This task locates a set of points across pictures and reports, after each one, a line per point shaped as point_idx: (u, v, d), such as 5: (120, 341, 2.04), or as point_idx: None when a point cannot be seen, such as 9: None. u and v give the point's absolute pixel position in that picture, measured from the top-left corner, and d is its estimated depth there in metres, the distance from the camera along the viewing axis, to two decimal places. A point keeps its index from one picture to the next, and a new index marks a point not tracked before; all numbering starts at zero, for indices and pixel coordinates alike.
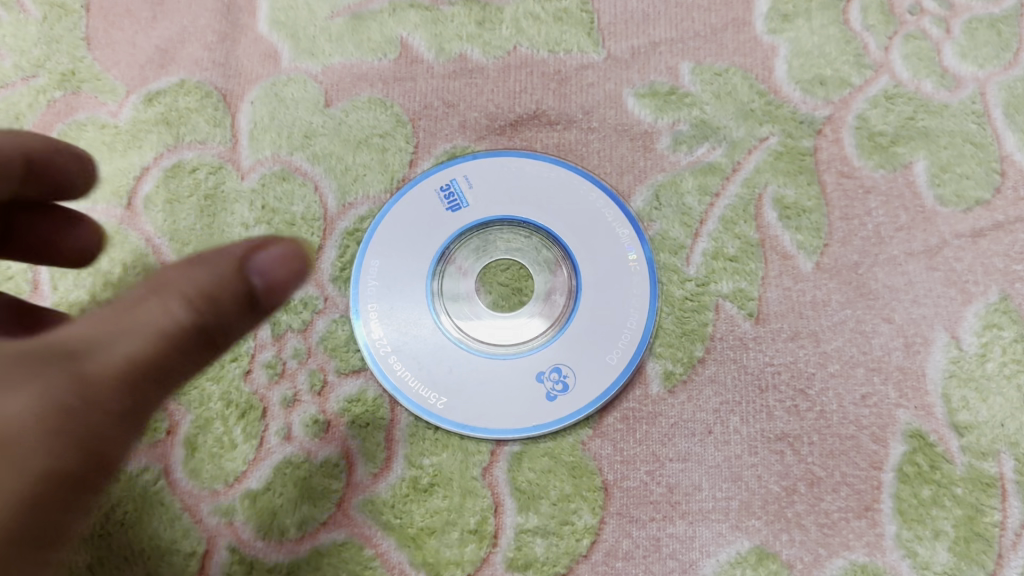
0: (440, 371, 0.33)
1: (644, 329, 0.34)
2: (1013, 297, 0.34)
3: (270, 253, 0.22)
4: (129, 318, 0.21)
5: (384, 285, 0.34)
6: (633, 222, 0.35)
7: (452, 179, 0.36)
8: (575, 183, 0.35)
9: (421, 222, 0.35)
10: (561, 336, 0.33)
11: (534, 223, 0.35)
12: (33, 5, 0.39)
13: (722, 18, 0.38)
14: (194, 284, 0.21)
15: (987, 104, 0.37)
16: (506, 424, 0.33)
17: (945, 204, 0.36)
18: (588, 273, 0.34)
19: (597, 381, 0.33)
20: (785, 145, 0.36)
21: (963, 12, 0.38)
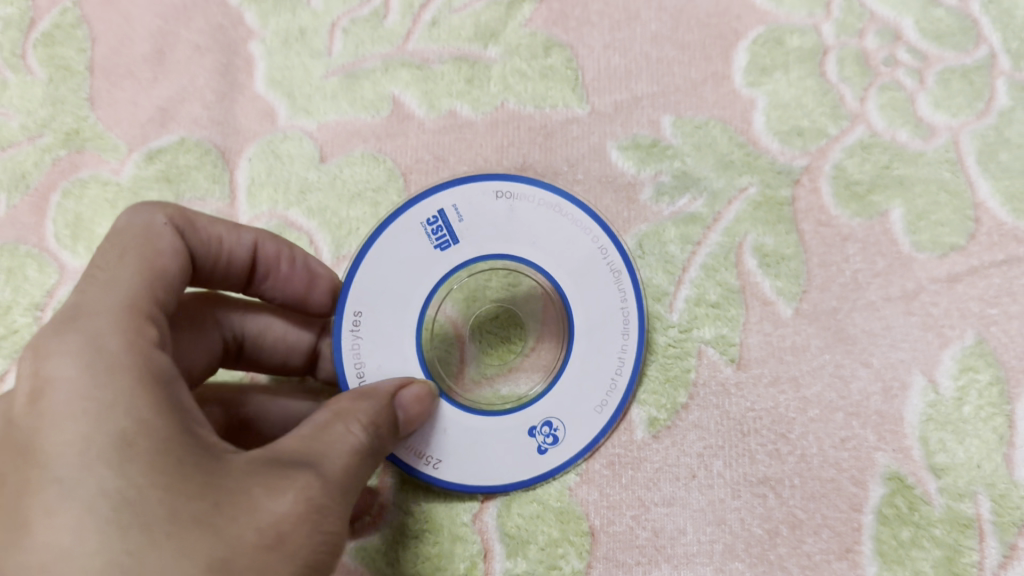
0: (434, 432, 0.34)
1: (630, 378, 0.34)
2: (988, 341, 0.35)
3: (410, 390, 0.32)
4: (323, 440, 0.28)
5: (370, 338, 0.34)
6: (627, 264, 0.35)
7: (441, 211, 0.35)
8: (568, 218, 0.35)
9: (409, 263, 0.35)
10: (554, 388, 0.34)
11: (528, 260, 0.35)
12: (40, 68, 0.41)
13: (701, 73, 0.40)
14: (366, 413, 0.29)
15: (960, 153, 0.38)
16: (495, 479, 0.34)
17: (921, 250, 0.37)
18: (578, 316, 0.34)
19: (586, 430, 0.34)
20: (763, 195, 0.38)
21: (936, 63, 0.40)
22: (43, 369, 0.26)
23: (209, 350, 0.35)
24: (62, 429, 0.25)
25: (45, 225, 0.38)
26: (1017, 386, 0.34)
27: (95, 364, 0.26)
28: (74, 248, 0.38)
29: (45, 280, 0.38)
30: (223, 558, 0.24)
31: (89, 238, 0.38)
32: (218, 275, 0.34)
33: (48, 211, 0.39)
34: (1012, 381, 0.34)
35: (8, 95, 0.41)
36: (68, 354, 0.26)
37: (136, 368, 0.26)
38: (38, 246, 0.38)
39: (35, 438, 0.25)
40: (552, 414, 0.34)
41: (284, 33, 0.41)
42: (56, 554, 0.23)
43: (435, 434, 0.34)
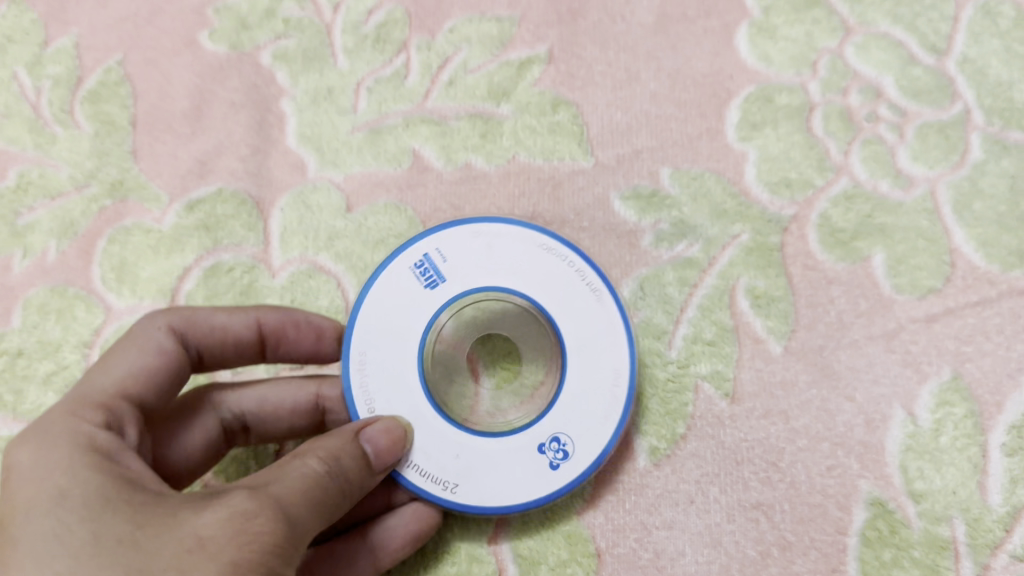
0: (448, 458, 0.36)
1: (626, 388, 0.36)
2: (963, 376, 0.38)
3: (377, 423, 0.34)
4: (283, 470, 0.30)
5: (376, 375, 0.36)
6: (604, 283, 0.37)
7: (425, 254, 0.38)
8: (542, 248, 0.38)
9: (403, 305, 0.37)
10: (555, 406, 0.36)
11: (514, 290, 0.37)
12: (87, 123, 0.45)
13: (697, 128, 0.43)
14: (321, 448, 0.32)
15: (937, 202, 0.41)
16: (515, 497, 0.35)
17: (901, 292, 0.40)
18: (569, 335, 0.37)
19: (591, 442, 0.36)
20: (755, 241, 0.41)
21: (914, 118, 0.43)
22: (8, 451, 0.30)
23: (207, 430, 0.38)
24: (17, 491, 0.28)
25: (91, 268, 0.42)
26: (990, 418, 0.37)
27: (44, 440, 0.30)
28: (119, 290, 0.41)
29: (93, 320, 0.41)
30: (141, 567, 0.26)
31: (133, 281, 0.41)
32: (234, 354, 0.38)
33: (94, 255, 0.42)
34: (986, 414, 0.37)
35: (57, 148, 0.44)
36: (24, 437, 0.30)
37: (77, 439, 0.30)
38: (85, 289, 0.41)
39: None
40: (558, 430, 0.36)
41: (313, 91, 0.44)
42: None
43: (449, 461, 0.36)
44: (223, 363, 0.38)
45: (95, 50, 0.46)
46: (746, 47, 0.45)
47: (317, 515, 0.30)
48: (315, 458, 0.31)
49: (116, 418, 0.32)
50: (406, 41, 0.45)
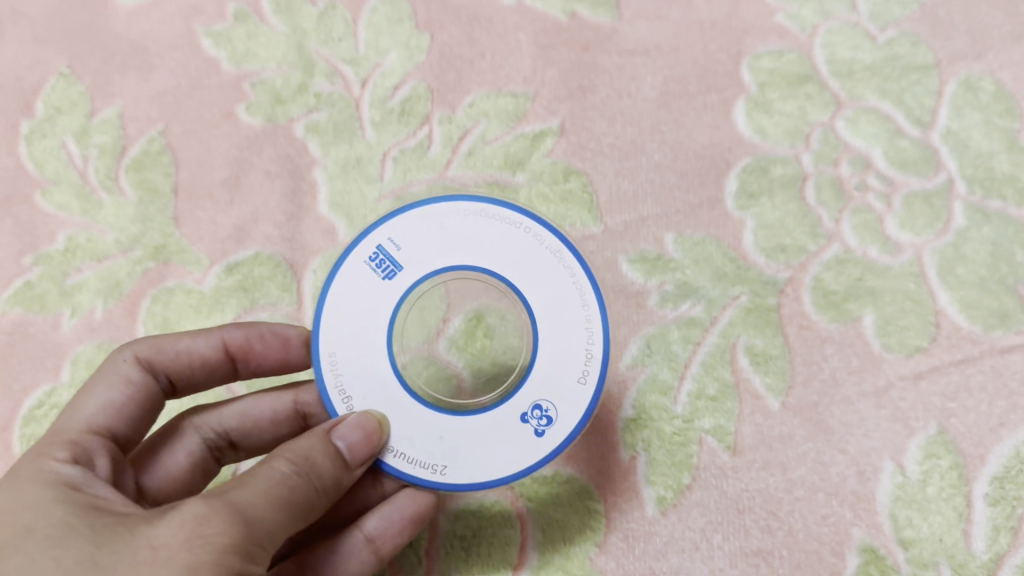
0: (431, 443, 0.34)
1: (603, 345, 0.35)
2: (948, 430, 0.41)
3: (351, 418, 0.34)
4: (252, 475, 0.30)
5: (347, 372, 0.35)
6: (565, 243, 0.36)
7: (378, 245, 0.36)
8: (498, 218, 0.36)
9: (363, 298, 0.35)
10: (532, 376, 0.35)
11: (478, 266, 0.36)
12: (131, 190, 0.48)
13: (698, 197, 0.48)
14: (290, 452, 0.32)
15: (923, 266, 0.45)
16: (506, 470, 0.34)
17: (890, 351, 0.43)
18: (538, 303, 0.35)
19: (573, 406, 0.35)
20: (753, 303, 0.44)
21: (901, 187, 0.47)
22: None
23: (192, 451, 0.41)
24: None
25: (136, 327, 0.45)
26: (974, 470, 0.40)
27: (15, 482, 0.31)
28: None
29: None
30: None
31: None
32: (202, 375, 0.40)
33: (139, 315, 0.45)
34: (970, 466, 0.40)
35: (104, 213, 0.48)
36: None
37: (44, 477, 0.32)
38: None
39: None
40: (539, 397, 0.35)
41: (343, 161, 0.48)
42: None
43: (432, 445, 0.34)
44: (195, 384, 0.41)
45: (138, 121, 0.50)
46: (744, 120, 0.49)
47: (285, 518, 0.30)
48: (282, 461, 0.31)
49: (85, 453, 0.34)
50: (428, 114, 0.49)
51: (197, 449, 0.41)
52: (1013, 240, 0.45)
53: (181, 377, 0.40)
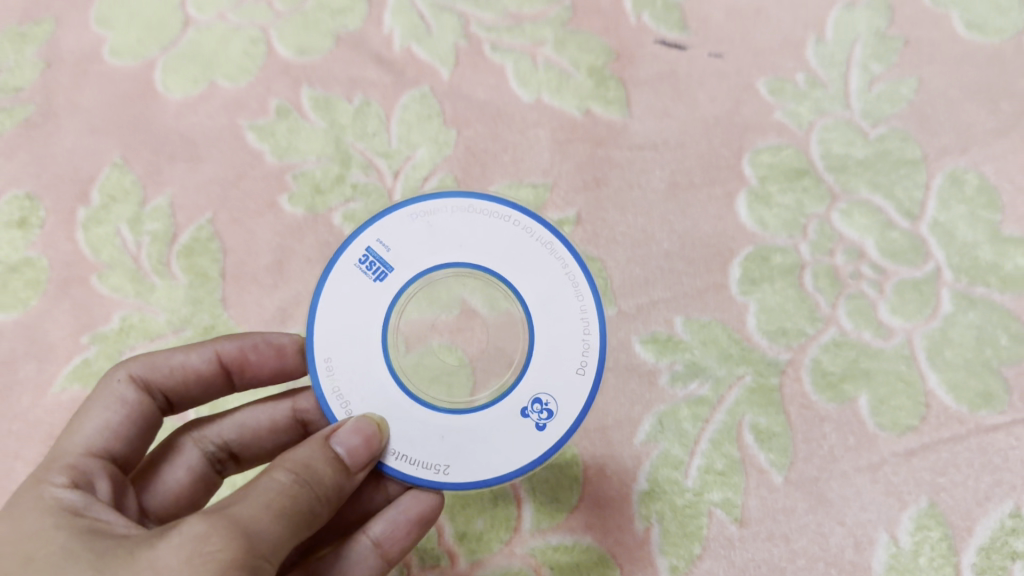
0: (433, 442, 0.37)
1: (600, 334, 0.38)
2: (938, 504, 0.46)
3: (348, 423, 0.35)
4: (252, 488, 0.31)
5: (344, 375, 0.37)
6: (552, 232, 0.39)
7: (368, 248, 0.38)
8: (483, 214, 0.39)
9: (357, 302, 0.38)
10: (529, 371, 0.38)
11: (467, 263, 0.38)
12: (181, 274, 0.52)
13: (705, 282, 0.52)
14: (291, 462, 0.33)
15: (913, 349, 0.49)
16: (510, 464, 0.37)
17: (883, 429, 0.47)
18: (531, 296, 0.38)
19: (572, 396, 0.37)
20: (757, 382, 0.48)
21: (893, 275, 0.51)
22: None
23: (194, 467, 0.44)
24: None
25: None
26: (962, 541, 0.45)
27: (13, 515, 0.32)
28: None
29: None
30: None
31: None
32: (199, 388, 0.43)
33: None
34: (958, 538, 0.45)
35: (156, 295, 0.52)
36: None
37: (40, 506, 0.33)
38: None
39: None
40: (538, 392, 0.38)
41: None
42: None
43: (434, 444, 0.37)
44: (191, 399, 0.43)
45: (187, 209, 0.54)
46: (745, 212, 0.54)
47: (291, 525, 0.31)
48: (283, 471, 0.32)
49: (83, 475, 0.36)
50: None
51: (198, 463, 0.44)
52: (997, 324, 0.49)
53: (178, 392, 0.42)
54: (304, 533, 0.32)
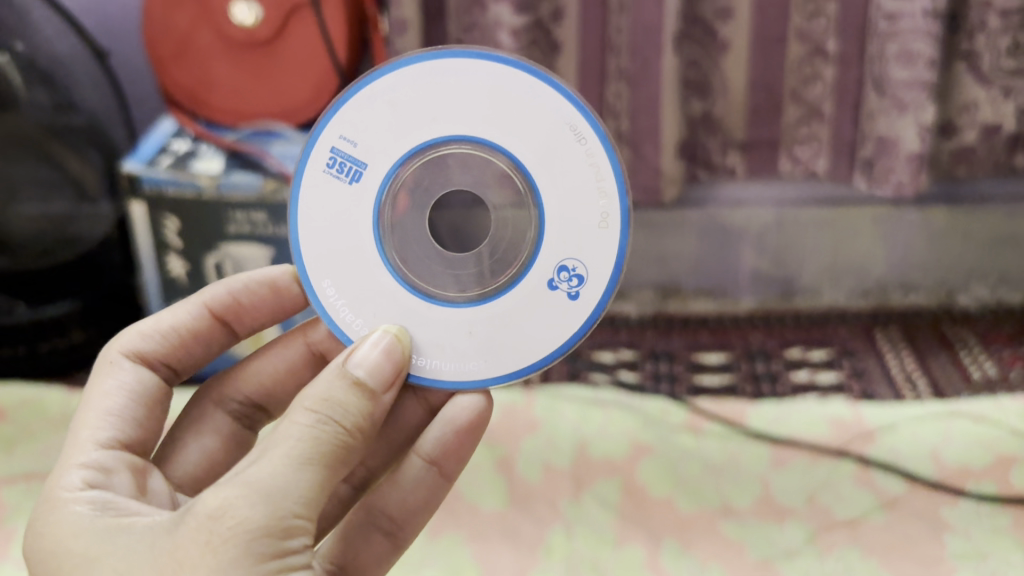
0: (469, 332, 0.87)
1: (613, 173, 0.84)
2: None
3: (362, 358, 0.79)
4: (295, 425, 0.73)
5: (349, 267, 0.87)
6: (494, 61, 0.83)
7: (336, 148, 0.85)
8: (425, 70, 0.83)
9: (348, 194, 0.86)
10: (541, 246, 0.87)
11: (434, 130, 0.85)
12: None
13: None
14: (316, 394, 0.75)
15: None
16: (544, 321, 0.87)
17: None
18: (523, 158, 0.85)
19: (587, 249, 0.86)
20: None
21: None
22: (61, 484, 0.81)
23: (216, 422, 1.04)
24: (60, 506, 0.78)
25: None
26: None
27: (63, 488, 0.80)
28: None
29: None
30: (195, 510, 0.70)
31: None
32: (195, 338, 1.01)
33: None
34: None
35: None
36: (65, 482, 0.81)
37: (72, 480, 0.81)
38: None
39: (53, 506, 0.79)
40: (559, 261, 0.87)
41: None
42: (64, 532, 0.76)
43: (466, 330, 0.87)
44: (190, 348, 1.01)
45: None
46: None
47: (320, 448, 0.72)
48: (315, 407, 0.74)
49: (110, 462, 0.85)
50: None
51: (220, 420, 1.05)
52: None
53: (174, 360, 0.99)
54: (335, 436, 0.73)
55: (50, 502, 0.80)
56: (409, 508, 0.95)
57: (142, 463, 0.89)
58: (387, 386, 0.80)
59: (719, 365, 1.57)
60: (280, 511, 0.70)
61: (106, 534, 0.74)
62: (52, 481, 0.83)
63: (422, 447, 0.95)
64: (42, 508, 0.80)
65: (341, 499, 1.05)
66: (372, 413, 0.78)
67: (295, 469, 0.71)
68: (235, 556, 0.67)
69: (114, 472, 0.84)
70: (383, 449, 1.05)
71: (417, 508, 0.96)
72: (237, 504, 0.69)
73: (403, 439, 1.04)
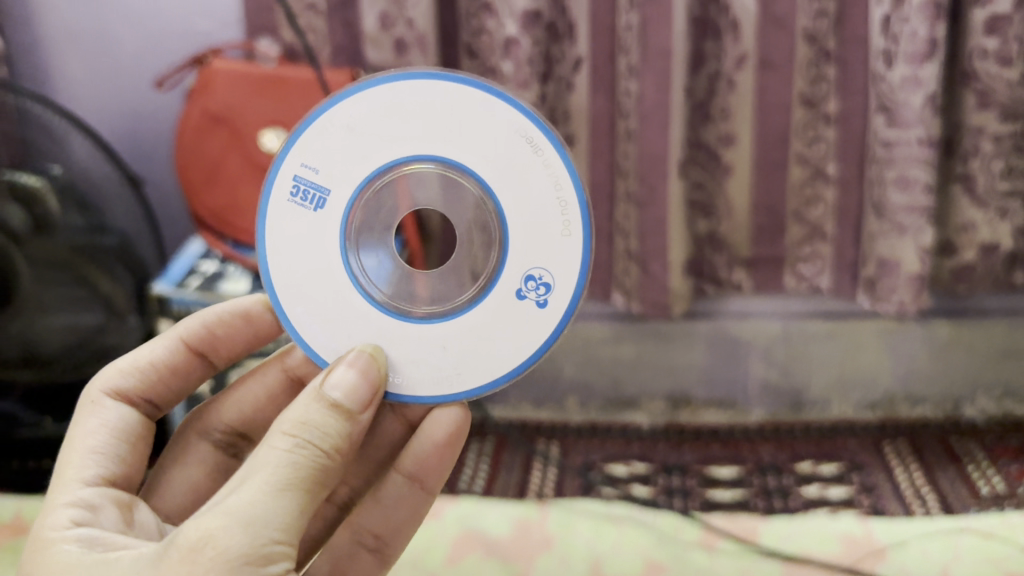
0: (440, 350, 0.85)
1: (572, 181, 0.82)
2: None
3: (337, 376, 0.78)
4: (274, 452, 0.72)
5: (322, 296, 0.85)
6: (444, 79, 0.81)
7: (298, 178, 0.83)
8: (378, 93, 0.81)
9: (314, 221, 0.84)
10: (506, 262, 0.84)
11: (394, 150, 0.82)
12: None
13: None
14: (294, 420, 0.74)
15: None
16: (516, 334, 0.85)
17: None
18: (485, 174, 0.83)
19: (554, 260, 0.84)
20: None
21: None
22: (44, 526, 0.79)
23: (201, 455, 1.05)
24: (43, 550, 0.76)
25: None
26: None
27: (48, 532, 0.78)
28: None
29: None
30: (174, 542, 0.69)
31: None
32: (178, 370, 0.99)
33: None
34: None
35: None
36: (48, 523, 0.79)
37: (55, 520, 0.79)
38: None
39: (38, 550, 0.77)
40: (527, 274, 0.84)
41: None
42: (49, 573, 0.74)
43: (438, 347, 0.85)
44: (173, 381, 0.99)
45: None
46: None
47: (298, 473, 0.72)
48: (293, 433, 0.73)
49: (94, 497, 0.83)
50: None
51: (204, 449, 1.05)
52: None
53: (155, 395, 0.97)
54: (314, 460, 0.73)
55: (36, 546, 0.78)
56: (392, 525, 1.02)
57: (128, 495, 0.87)
58: (365, 406, 0.79)
59: (731, 480, 1.60)
60: (260, 538, 0.69)
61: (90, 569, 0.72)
62: (37, 521, 0.81)
63: (404, 462, 0.98)
64: (29, 552, 0.78)
65: (331, 519, 1.09)
66: (349, 432, 0.77)
67: (276, 494, 0.70)
68: None
69: (98, 504, 0.82)
70: (367, 462, 1.08)
71: (400, 523, 1.02)
72: (218, 533, 0.68)
73: (386, 454, 1.07)
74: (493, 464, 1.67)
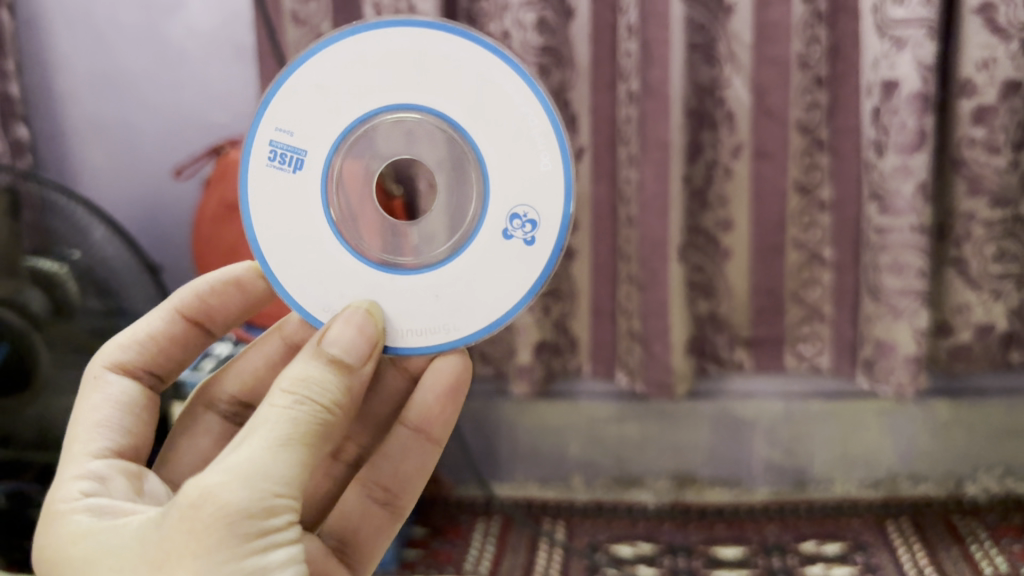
0: (434, 294, 0.92)
1: (541, 110, 0.89)
2: None
3: (337, 330, 0.85)
4: (279, 408, 0.78)
5: (315, 257, 0.92)
6: (401, 26, 0.87)
7: (275, 143, 0.89)
8: (342, 49, 0.88)
9: (298, 182, 0.91)
10: (489, 203, 0.91)
11: (371, 101, 0.89)
12: None
13: None
14: (296, 376, 0.81)
15: None
16: (506, 270, 0.92)
17: None
18: (460, 118, 0.90)
19: (531, 191, 0.90)
20: None
21: None
22: (58, 494, 0.85)
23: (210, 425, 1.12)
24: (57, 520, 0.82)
25: None
26: None
27: (59, 505, 0.84)
28: None
29: None
30: (178, 502, 0.74)
31: None
32: (177, 345, 1.05)
33: None
34: None
35: None
36: (60, 493, 0.85)
37: (65, 493, 0.85)
38: None
39: (52, 519, 0.83)
40: (509, 210, 0.91)
41: None
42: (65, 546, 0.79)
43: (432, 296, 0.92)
44: (172, 357, 1.05)
45: None
46: None
47: (299, 431, 0.77)
48: (296, 389, 0.79)
49: (100, 468, 0.88)
50: None
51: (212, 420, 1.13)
52: None
53: (156, 367, 1.03)
54: (316, 414, 0.79)
55: (49, 515, 0.84)
56: (401, 475, 1.11)
57: (136, 466, 0.93)
58: (364, 356, 0.85)
59: (736, 561, 1.61)
60: (261, 491, 0.74)
61: (101, 539, 0.77)
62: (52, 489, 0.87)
63: (410, 412, 1.09)
64: (45, 521, 0.84)
65: (343, 476, 1.19)
66: (349, 383, 0.84)
67: (278, 449, 0.76)
68: (218, 542, 0.72)
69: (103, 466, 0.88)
70: (372, 422, 1.20)
71: (409, 475, 1.12)
72: (217, 489, 0.73)
73: (391, 411, 1.18)
74: (499, 545, 1.69)
